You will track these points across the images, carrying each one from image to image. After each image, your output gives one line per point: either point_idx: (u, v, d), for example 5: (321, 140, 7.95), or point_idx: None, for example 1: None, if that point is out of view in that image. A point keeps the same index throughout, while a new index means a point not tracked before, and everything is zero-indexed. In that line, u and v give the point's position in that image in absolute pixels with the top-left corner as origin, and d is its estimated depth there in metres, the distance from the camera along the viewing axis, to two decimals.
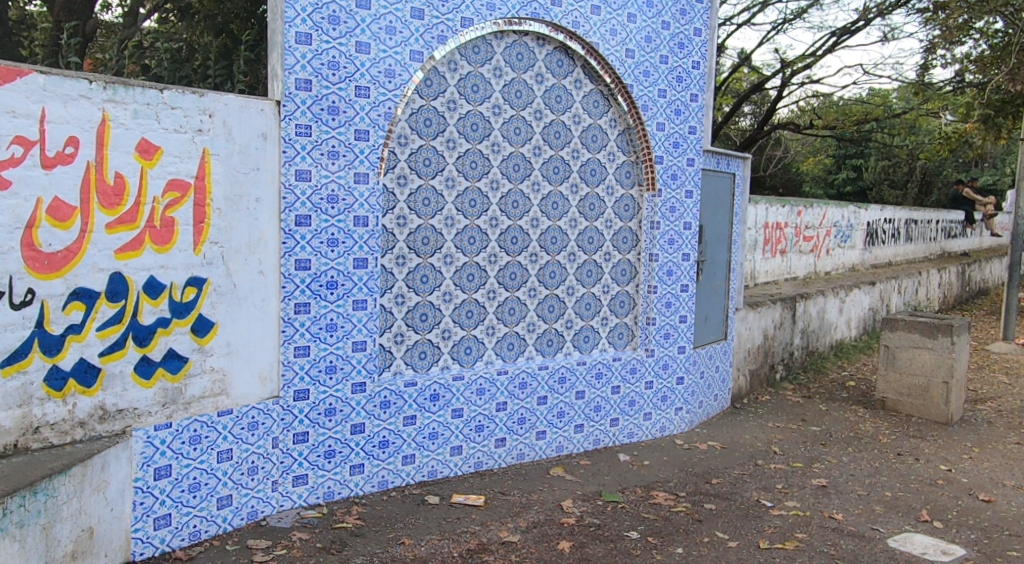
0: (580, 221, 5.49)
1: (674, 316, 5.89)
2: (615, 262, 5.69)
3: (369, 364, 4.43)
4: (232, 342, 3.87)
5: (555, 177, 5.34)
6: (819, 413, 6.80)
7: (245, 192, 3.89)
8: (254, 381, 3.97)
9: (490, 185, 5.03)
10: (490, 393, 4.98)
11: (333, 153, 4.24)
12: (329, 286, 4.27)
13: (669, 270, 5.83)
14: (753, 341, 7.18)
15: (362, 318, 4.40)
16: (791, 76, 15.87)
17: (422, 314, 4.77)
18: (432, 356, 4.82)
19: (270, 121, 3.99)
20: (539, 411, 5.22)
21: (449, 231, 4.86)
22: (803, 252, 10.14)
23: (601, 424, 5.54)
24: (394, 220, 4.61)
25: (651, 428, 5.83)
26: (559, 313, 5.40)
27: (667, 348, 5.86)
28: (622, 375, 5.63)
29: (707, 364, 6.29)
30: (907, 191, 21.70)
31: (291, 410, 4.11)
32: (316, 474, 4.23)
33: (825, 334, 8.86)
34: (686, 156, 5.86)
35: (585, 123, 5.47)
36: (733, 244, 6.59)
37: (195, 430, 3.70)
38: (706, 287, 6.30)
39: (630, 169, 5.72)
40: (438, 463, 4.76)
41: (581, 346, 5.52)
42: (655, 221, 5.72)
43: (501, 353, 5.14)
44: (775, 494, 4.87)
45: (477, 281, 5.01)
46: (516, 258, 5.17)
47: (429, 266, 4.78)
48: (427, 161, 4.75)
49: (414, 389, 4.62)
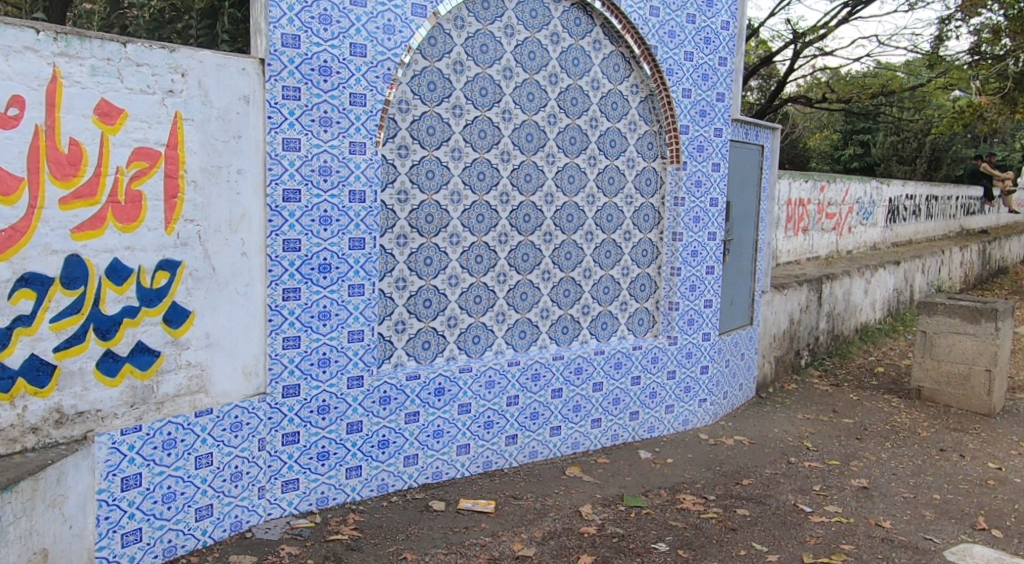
0: (599, 197, 5.01)
1: (699, 301, 5.43)
2: (636, 242, 5.23)
3: (367, 356, 4.00)
4: (212, 333, 3.43)
5: (572, 148, 4.86)
6: (850, 403, 6.36)
7: (224, 163, 3.42)
8: (237, 376, 3.53)
9: (501, 156, 4.55)
10: (500, 387, 4.54)
11: (326, 119, 3.76)
12: (322, 269, 3.81)
13: (694, 251, 5.37)
14: (779, 326, 6.74)
15: (359, 305, 3.95)
16: (804, 48, 15.26)
17: (426, 300, 4.31)
18: (436, 346, 4.37)
19: (253, 82, 3.51)
20: (553, 405, 4.78)
21: (456, 208, 4.39)
22: (826, 229, 9.65)
23: (620, 418, 5.11)
24: (394, 196, 4.14)
25: (673, 422, 5.40)
26: (575, 297, 4.95)
27: (691, 335, 5.42)
28: (643, 365, 5.19)
29: (733, 352, 5.84)
30: (916, 166, 20.51)
31: (280, 408, 3.69)
32: (309, 479, 3.82)
33: (850, 317, 8.40)
34: (713, 126, 5.37)
35: (605, 89, 4.98)
36: (761, 222, 6.12)
37: (169, 434, 3.26)
38: (733, 269, 5.84)
39: (652, 140, 5.23)
40: (443, 464, 4.33)
41: (598, 334, 5.07)
42: (680, 197, 5.24)
43: (513, 342, 4.69)
44: (813, 497, 4.46)
45: (486, 262, 4.55)
46: (528, 237, 4.71)
47: (434, 247, 4.32)
48: (432, 129, 4.26)
49: (416, 383, 4.19)
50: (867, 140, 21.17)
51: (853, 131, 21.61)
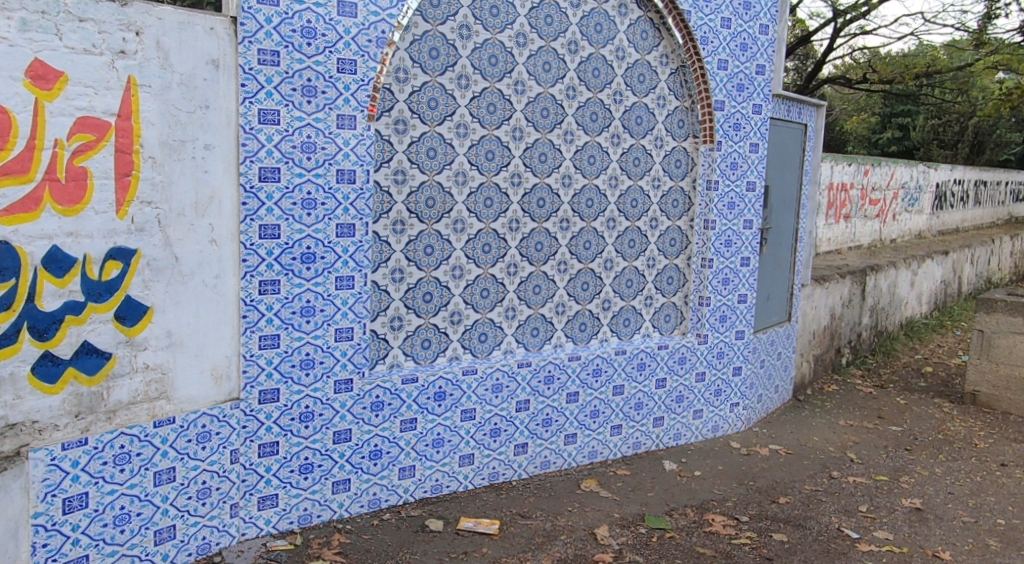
0: (622, 179, 4.51)
1: (732, 296, 4.92)
2: (663, 230, 4.72)
3: (357, 357, 3.56)
4: (174, 331, 3.01)
5: (593, 125, 4.36)
6: (897, 407, 5.80)
7: (189, 137, 2.98)
8: (205, 381, 3.11)
9: (512, 134, 4.06)
10: (508, 390, 4.08)
11: (309, 89, 3.29)
12: (305, 259, 3.36)
13: (728, 240, 4.84)
14: (819, 322, 6.19)
15: (348, 300, 3.51)
16: (842, 27, 14.49)
17: (426, 293, 3.86)
18: (438, 345, 3.92)
19: (223, 44, 3.05)
20: (568, 410, 4.32)
21: (460, 191, 3.92)
22: (869, 217, 9.02)
23: (643, 425, 4.63)
24: (390, 176, 3.68)
25: (702, 429, 4.91)
26: (594, 291, 4.47)
27: (723, 333, 4.91)
28: (669, 366, 4.70)
29: (769, 351, 5.33)
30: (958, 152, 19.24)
31: (255, 415, 3.27)
32: (289, 494, 3.41)
33: (895, 312, 7.79)
34: (752, 102, 4.82)
35: (631, 59, 4.45)
36: (803, 209, 5.56)
37: (121, 447, 2.86)
38: (771, 261, 5.30)
39: (683, 117, 4.70)
40: (444, 476, 3.89)
41: (620, 331, 4.59)
42: (713, 181, 4.72)
43: (524, 340, 4.23)
44: (860, 520, 3.93)
45: (495, 252, 4.08)
46: (542, 225, 4.23)
47: (435, 234, 3.86)
48: (434, 101, 3.79)
49: (414, 387, 3.74)
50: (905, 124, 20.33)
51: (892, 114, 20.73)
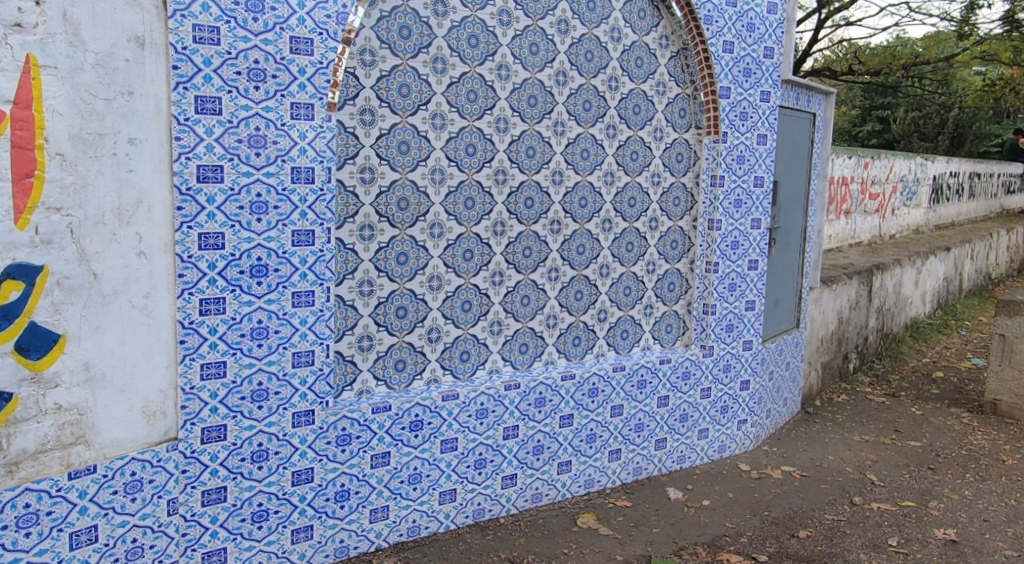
0: (619, 175, 4.05)
1: (739, 303, 4.48)
2: (664, 232, 4.26)
3: (318, 385, 3.07)
4: (95, 363, 2.49)
5: (586, 116, 3.89)
6: (914, 419, 5.39)
7: (108, 129, 2.45)
8: (135, 420, 2.61)
9: (496, 124, 3.58)
10: (495, 415, 3.61)
11: (257, 72, 2.78)
12: (255, 272, 2.86)
13: (734, 241, 4.40)
14: (827, 327, 5.77)
15: (306, 319, 3.01)
16: (826, 19, 14.13)
17: (399, 308, 3.38)
18: (413, 367, 3.45)
19: (149, 18, 2.54)
20: (562, 436, 3.86)
21: (437, 191, 3.44)
22: (868, 212, 8.64)
23: (643, 448, 4.19)
24: (355, 174, 3.18)
25: (707, 449, 4.47)
26: (589, 301, 4.02)
27: (729, 344, 4.47)
28: (672, 382, 4.25)
29: (777, 362, 4.90)
30: (938, 143, 18.84)
31: (197, 458, 2.77)
32: (240, 547, 2.92)
33: (900, 313, 7.41)
34: (759, 89, 4.37)
35: (628, 41, 3.99)
36: (811, 206, 5.13)
37: (27, 506, 2.36)
38: (779, 263, 4.87)
39: (684, 105, 4.25)
40: (422, 516, 3.42)
41: (617, 345, 4.15)
42: (718, 176, 4.27)
43: (511, 358, 3.77)
44: (891, 557, 3.51)
45: (478, 260, 3.61)
46: (531, 228, 3.76)
47: (409, 240, 3.38)
48: (405, 88, 3.30)
49: (386, 416, 3.26)
50: (886, 117, 20.10)
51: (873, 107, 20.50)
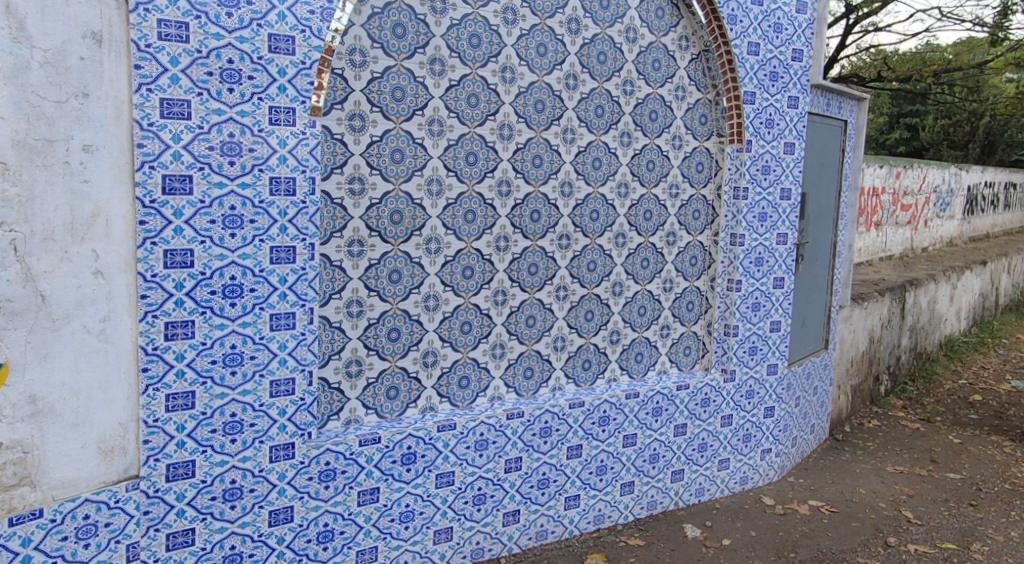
0: (633, 186, 3.76)
1: (764, 324, 4.17)
2: (682, 247, 3.96)
3: (300, 415, 2.80)
4: (43, 395, 2.25)
5: (599, 122, 3.60)
6: (952, 448, 5.02)
7: (59, 134, 2.21)
8: (89, 457, 2.36)
9: (500, 131, 3.31)
10: (496, 447, 3.33)
11: (231, 73, 2.54)
12: (228, 293, 2.60)
13: (758, 258, 4.09)
14: (858, 347, 5.42)
15: (286, 344, 2.75)
16: (854, 25, 13.71)
17: (391, 331, 3.11)
18: (407, 394, 3.18)
19: (109, 12, 2.29)
20: (570, 468, 3.56)
21: (434, 203, 3.17)
22: (900, 224, 8.26)
23: (659, 480, 3.87)
24: (343, 185, 2.92)
25: (728, 481, 4.14)
26: (600, 321, 3.73)
27: (752, 368, 4.15)
28: (690, 409, 3.94)
29: (804, 386, 4.57)
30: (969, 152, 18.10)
31: (161, 498, 2.52)
32: None
33: (934, 331, 7.02)
34: (787, 94, 4.06)
35: (644, 42, 3.70)
36: (842, 220, 4.80)
37: None
38: (807, 280, 4.54)
39: (705, 111, 3.95)
40: (415, 557, 3.14)
41: (630, 369, 3.85)
42: (742, 188, 3.97)
43: (515, 384, 3.49)
44: None
45: (479, 278, 3.33)
46: (537, 243, 3.48)
47: (403, 257, 3.11)
48: (399, 91, 3.03)
49: (375, 449, 2.99)
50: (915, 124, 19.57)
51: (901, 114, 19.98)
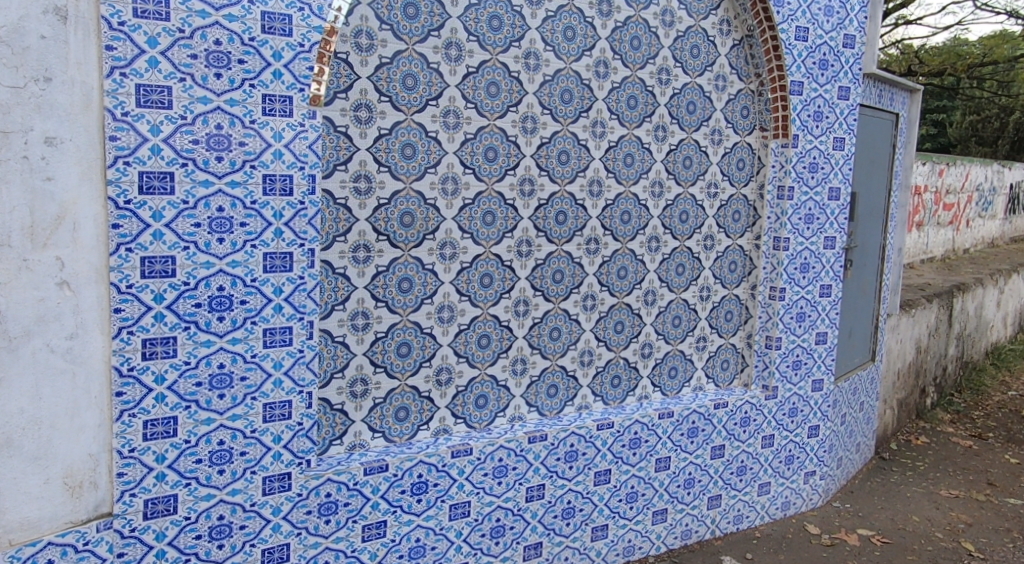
0: (668, 185, 3.41)
1: (809, 335, 3.81)
2: (721, 252, 3.61)
3: (297, 442, 2.49)
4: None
5: (631, 114, 3.27)
6: (1010, 469, 4.62)
7: (16, 125, 1.92)
8: (53, 494, 2.08)
9: (522, 124, 2.98)
10: (517, 473, 3.01)
11: (218, 56, 2.23)
12: (215, 305, 2.30)
13: (804, 264, 3.73)
14: (905, 359, 5.04)
15: (282, 362, 2.44)
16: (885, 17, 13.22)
17: (401, 345, 2.80)
18: (418, 416, 2.87)
19: None
20: (597, 495, 3.23)
21: (449, 203, 2.85)
22: (941, 224, 7.83)
23: (694, 508, 3.54)
24: (348, 183, 2.61)
25: (769, 508, 3.79)
26: (631, 333, 3.40)
27: (796, 384, 3.80)
28: (729, 429, 3.60)
29: (850, 403, 4.21)
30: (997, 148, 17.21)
31: (139, 538, 2.23)
32: None
33: (981, 339, 6.60)
34: (837, 83, 3.70)
35: (682, 26, 3.35)
36: (891, 221, 4.43)
37: None
38: (855, 287, 4.17)
39: (747, 103, 3.59)
40: None
41: (663, 386, 3.52)
42: (787, 187, 3.62)
43: (537, 402, 3.17)
44: None
45: (499, 286, 3.01)
46: (563, 247, 3.15)
47: (414, 263, 2.79)
48: (410, 78, 2.72)
49: (382, 478, 2.68)
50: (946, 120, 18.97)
51: (931, 110, 19.39)
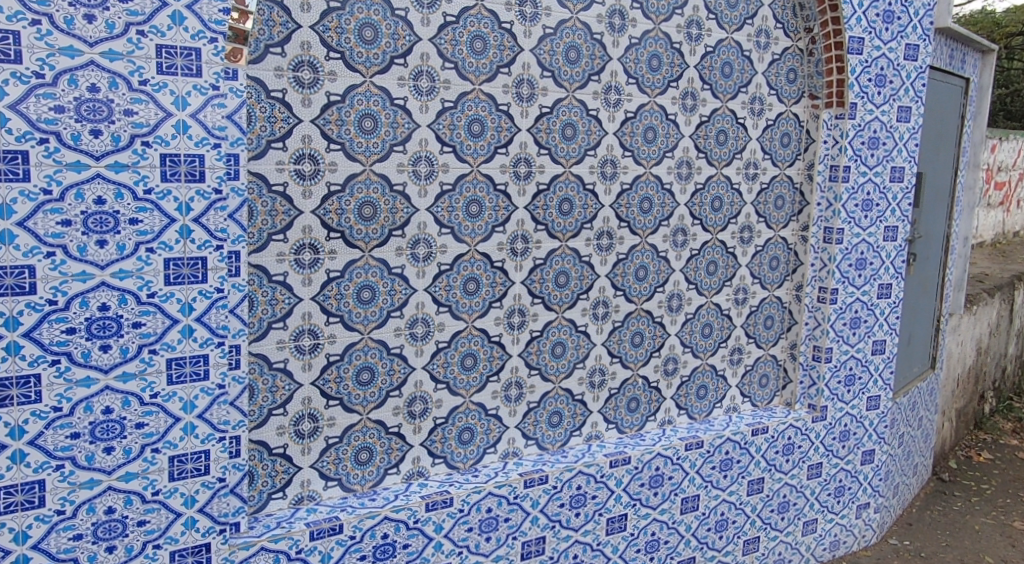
0: (698, 166, 2.78)
1: (864, 345, 3.19)
2: (761, 246, 2.99)
3: (219, 504, 1.92)
4: None
5: (652, 78, 2.63)
6: None
7: None
8: None
9: (515, 90, 2.36)
10: (509, 525, 2.42)
11: None
12: (96, 330, 1.71)
13: (860, 259, 3.10)
14: (964, 363, 4.41)
15: (195, 402, 1.86)
16: None
17: (361, 372, 2.21)
18: (384, 458, 2.29)
19: None
20: (610, 546, 2.64)
21: (423, 190, 2.24)
22: (991, 206, 7.12)
23: (726, 554, 2.94)
24: (286, 165, 2.01)
25: (816, 549, 3.19)
26: (651, 347, 2.79)
27: (848, 403, 3.18)
28: (769, 460, 2.99)
29: (908, 420, 3.59)
30: None
31: None
32: None
33: None
34: (904, 40, 3.05)
35: None
36: (958, 205, 3.78)
37: None
38: (917, 284, 3.53)
39: (794, 65, 2.95)
40: None
41: (691, 408, 2.92)
42: (842, 166, 2.97)
43: (536, 434, 2.58)
44: None
45: (487, 293, 2.41)
46: (568, 243, 2.54)
47: (377, 266, 2.19)
48: (369, 29, 2.10)
49: (335, 543, 2.11)
50: None
51: None
